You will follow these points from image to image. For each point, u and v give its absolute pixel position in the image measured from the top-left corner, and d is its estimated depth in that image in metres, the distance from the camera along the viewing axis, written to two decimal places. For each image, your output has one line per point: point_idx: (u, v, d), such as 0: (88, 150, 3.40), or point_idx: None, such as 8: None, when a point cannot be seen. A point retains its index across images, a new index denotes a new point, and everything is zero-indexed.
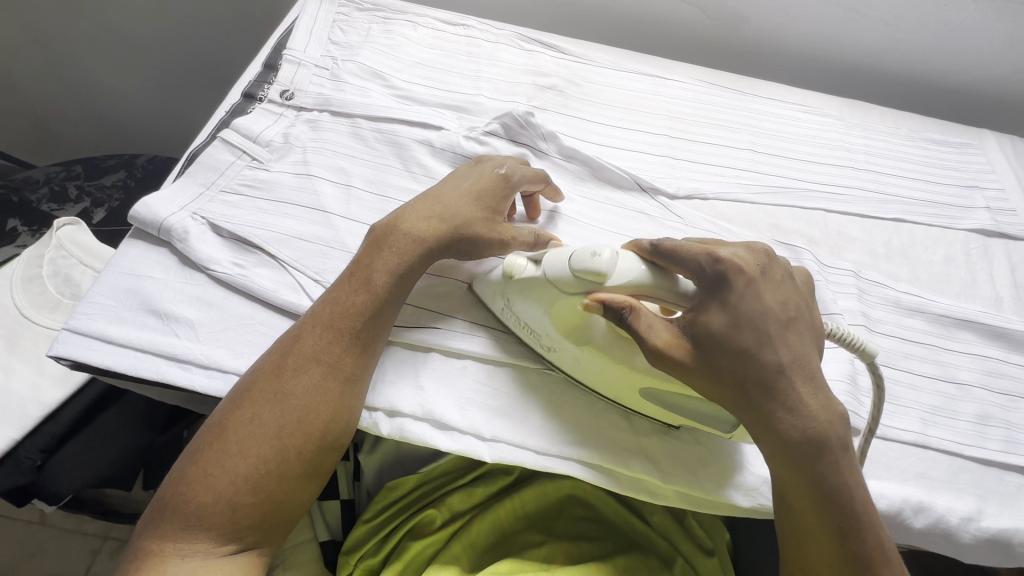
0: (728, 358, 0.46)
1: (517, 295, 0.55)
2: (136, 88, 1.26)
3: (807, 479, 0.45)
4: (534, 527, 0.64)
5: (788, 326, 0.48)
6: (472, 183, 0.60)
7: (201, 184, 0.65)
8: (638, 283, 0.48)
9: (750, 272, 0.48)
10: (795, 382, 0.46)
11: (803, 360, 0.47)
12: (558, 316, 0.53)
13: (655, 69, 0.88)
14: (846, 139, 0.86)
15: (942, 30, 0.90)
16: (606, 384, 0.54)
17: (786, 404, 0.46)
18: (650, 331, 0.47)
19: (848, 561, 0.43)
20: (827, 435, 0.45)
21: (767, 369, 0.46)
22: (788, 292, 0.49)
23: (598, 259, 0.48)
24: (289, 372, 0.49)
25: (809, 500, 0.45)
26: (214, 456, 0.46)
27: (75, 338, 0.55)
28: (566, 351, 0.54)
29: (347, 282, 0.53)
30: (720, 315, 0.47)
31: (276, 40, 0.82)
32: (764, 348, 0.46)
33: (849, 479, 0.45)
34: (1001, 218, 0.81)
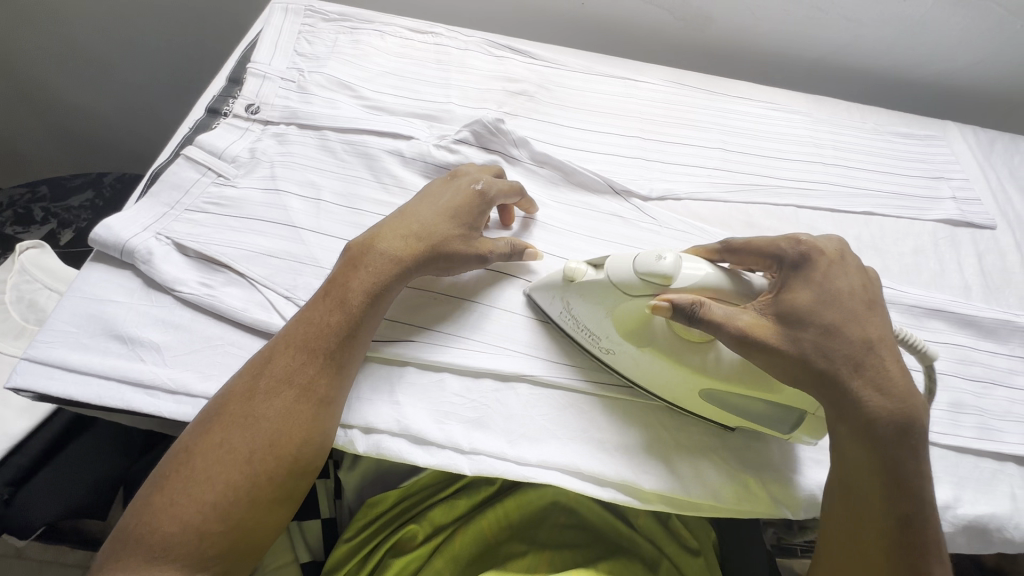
0: (815, 332, 0.46)
1: (575, 297, 0.55)
2: (101, 105, 1.23)
3: (886, 461, 0.45)
4: (516, 536, 0.64)
5: (870, 311, 0.49)
6: (448, 199, 0.59)
7: (165, 203, 0.63)
8: (708, 282, 0.48)
9: (830, 255, 0.50)
10: (882, 361, 0.47)
11: (884, 345, 0.47)
12: (620, 319, 0.52)
13: (624, 72, 0.89)
14: (815, 135, 0.87)
15: (902, 25, 0.92)
16: (662, 387, 0.54)
17: (875, 382, 0.46)
18: (728, 318, 0.46)
19: (906, 549, 0.44)
20: (912, 422, 0.45)
21: (851, 347, 0.46)
22: (867, 279, 0.51)
23: (662, 262, 0.48)
24: (262, 395, 0.47)
25: (878, 482, 0.45)
26: (181, 483, 0.44)
27: (36, 368, 0.53)
28: (625, 352, 0.54)
29: (321, 302, 0.52)
30: (803, 290, 0.48)
31: (240, 53, 0.80)
32: (846, 328, 0.47)
33: (925, 467, 0.46)
34: (967, 207, 0.82)
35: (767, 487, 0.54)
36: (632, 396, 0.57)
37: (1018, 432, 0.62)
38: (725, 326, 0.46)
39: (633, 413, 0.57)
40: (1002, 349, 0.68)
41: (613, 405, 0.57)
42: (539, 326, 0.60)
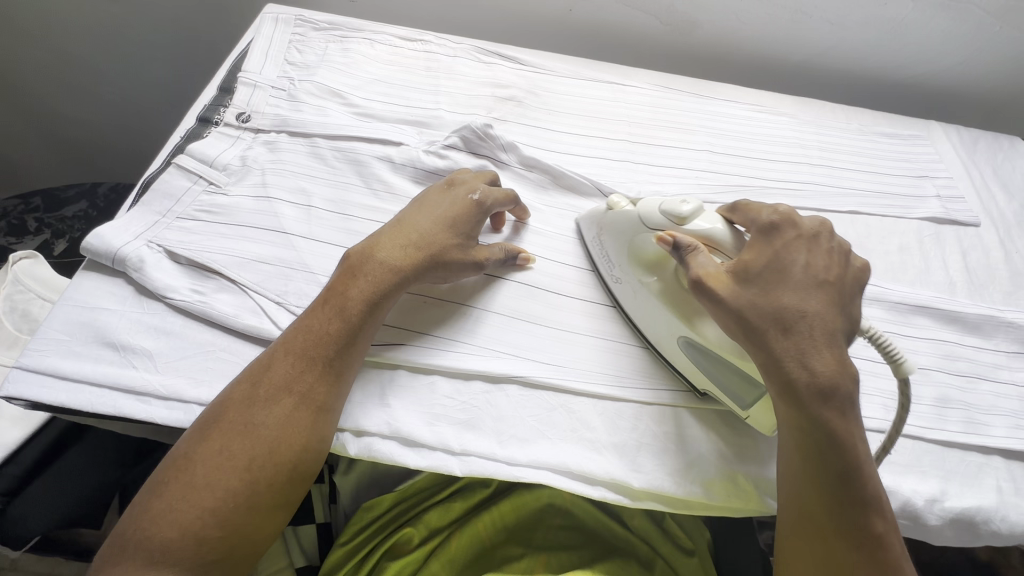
0: (753, 290, 0.50)
1: (608, 227, 0.63)
2: (93, 115, 1.24)
3: (806, 417, 0.46)
4: (512, 539, 0.65)
5: (818, 288, 0.50)
6: (445, 208, 0.60)
7: (156, 212, 0.64)
8: (710, 233, 0.54)
9: (800, 230, 0.52)
10: (812, 331, 0.48)
11: (824, 319, 0.48)
12: (635, 250, 0.60)
13: (612, 76, 0.90)
14: (801, 136, 0.88)
15: (884, 27, 0.94)
16: (649, 327, 0.59)
17: (799, 347, 0.47)
18: (698, 263, 0.52)
19: (844, 505, 0.45)
20: (835, 386, 0.46)
21: (786, 310, 0.48)
22: (833, 262, 0.52)
23: (684, 206, 0.55)
24: (261, 402, 0.47)
25: (804, 438, 0.47)
26: (180, 490, 0.44)
27: (29, 376, 0.53)
28: (629, 283, 0.61)
29: (320, 309, 0.52)
30: (758, 254, 0.51)
31: (231, 62, 0.81)
32: (787, 295, 0.49)
33: (849, 429, 0.46)
34: (951, 205, 0.83)
35: (757, 484, 0.54)
36: (620, 394, 0.58)
37: (1005, 426, 0.62)
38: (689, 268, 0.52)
39: (622, 412, 0.57)
40: (987, 344, 0.69)
41: (602, 404, 0.57)
42: (529, 326, 0.61)
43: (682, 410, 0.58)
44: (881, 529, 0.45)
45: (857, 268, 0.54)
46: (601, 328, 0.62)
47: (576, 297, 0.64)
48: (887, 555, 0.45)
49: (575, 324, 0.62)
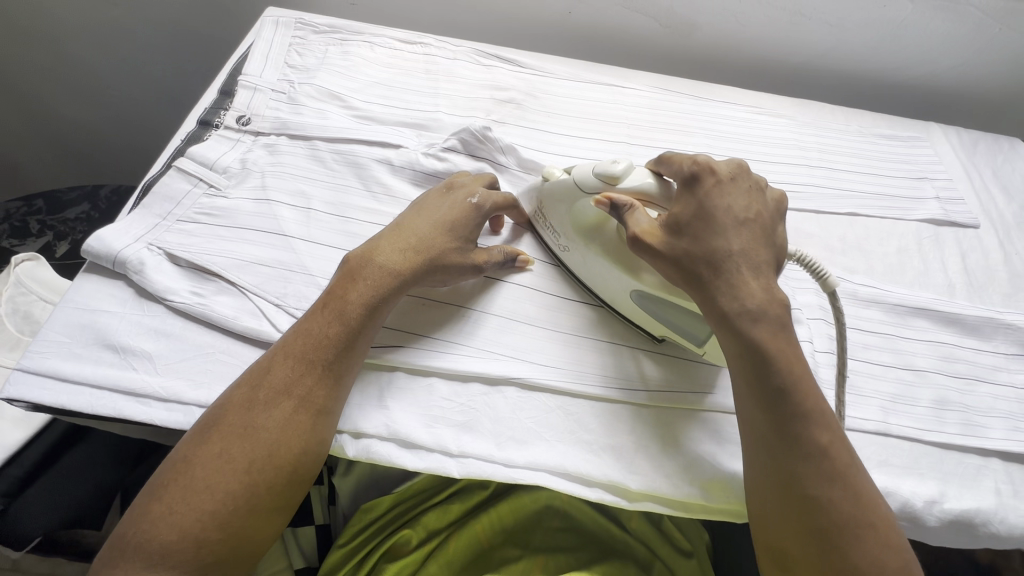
0: (684, 239, 0.52)
1: (548, 196, 0.64)
2: (94, 117, 1.25)
3: (740, 346, 0.49)
4: (510, 540, 0.66)
5: (744, 227, 0.52)
6: (444, 212, 0.60)
7: (157, 215, 0.64)
8: (643, 188, 0.56)
9: (719, 175, 0.54)
10: (738, 268, 0.50)
11: (751, 254, 0.51)
12: (576, 215, 0.61)
13: (610, 78, 0.90)
14: (800, 138, 0.88)
15: (883, 29, 0.94)
16: (604, 287, 0.61)
17: (728, 283, 0.50)
18: (635, 222, 0.54)
19: (788, 422, 0.47)
20: (764, 313, 0.49)
21: (715, 253, 0.50)
22: (753, 200, 0.54)
23: (616, 166, 0.57)
24: (261, 405, 0.48)
25: (742, 367, 0.49)
26: (180, 492, 0.44)
27: (29, 378, 0.54)
28: (576, 249, 0.62)
29: (319, 313, 0.52)
30: (685, 204, 0.53)
31: (231, 66, 0.82)
32: (715, 237, 0.51)
33: (783, 352, 0.49)
34: (951, 207, 0.83)
35: None
36: (616, 396, 0.58)
37: (1003, 428, 0.62)
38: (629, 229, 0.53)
39: (619, 413, 0.57)
40: (986, 346, 0.69)
41: (599, 406, 0.58)
42: (526, 327, 0.61)
43: (678, 410, 0.58)
44: (828, 441, 0.48)
45: (774, 201, 0.56)
46: (597, 329, 0.62)
47: (574, 299, 0.64)
48: (835, 466, 0.47)
49: (571, 324, 0.62)
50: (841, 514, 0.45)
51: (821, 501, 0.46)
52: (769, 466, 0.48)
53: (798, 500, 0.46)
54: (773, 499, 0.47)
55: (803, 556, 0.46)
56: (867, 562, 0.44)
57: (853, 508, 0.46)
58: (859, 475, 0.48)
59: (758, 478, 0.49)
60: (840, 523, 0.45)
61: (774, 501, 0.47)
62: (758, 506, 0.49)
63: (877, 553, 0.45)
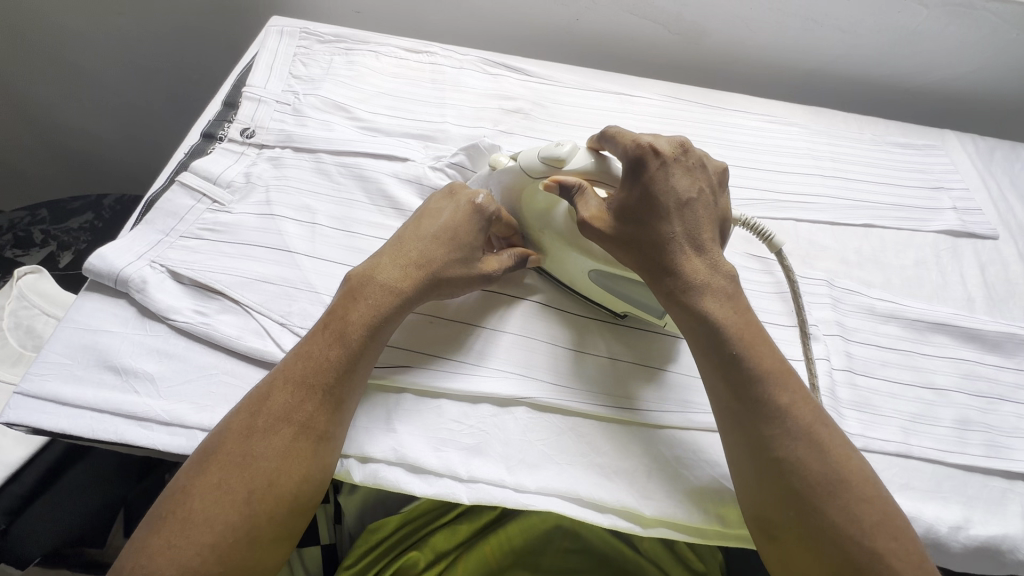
0: (631, 225, 0.52)
1: (496, 184, 0.62)
2: (96, 126, 1.24)
3: (689, 319, 0.50)
4: (519, 563, 0.65)
5: (686, 205, 0.52)
6: (447, 222, 0.58)
7: (160, 230, 0.63)
8: (587, 169, 0.55)
9: (662, 155, 0.52)
10: (681, 246, 0.51)
11: (694, 232, 0.52)
12: (526, 202, 0.60)
13: (619, 87, 0.89)
14: (813, 147, 0.86)
15: (897, 33, 0.92)
16: (564, 269, 0.61)
17: (674, 261, 0.51)
18: (583, 206, 0.53)
19: (743, 391, 0.47)
20: (708, 287, 0.51)
21: (661, 235, 0.51)
22: (697, 177, 0.53)
23: (560, 148, 0.55)
24: (259, 431, 0.46)
25: (695, 340, 0.50)
26: (178, 524, 0.43)
27: (29, 402, 0.52)
28: (532, 232, 0.62)
29: (320, 334, 0.51)
30: (628, 189, 0.53)
31: (235, 77, 0.81)
32: (659, 219, 0.52)
33: (732, 322, 0.49)
34: (968, 217, 0.82)
35: None
36: (629, 417, 0.56)
37: None
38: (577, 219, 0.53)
39: (635, 436, 0.56)
40: (1009, 363, 0.67)
41: (611, 428, 0.56)
42: (534, 344, 0.60)
43: (692, 432, 0.56)
44: (789, 400, 0.47)
45: (715, 174, 0.56)
46: (610, 347, 0.61)
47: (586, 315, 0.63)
48: (799, 424, 0.46)
49: (582, 341, 0.61)
50: (813, 474, 0.45)
51: (787, 461, 0.45)
52: (738, 440, 0.47)
53: (766, 461, 0.46)
54: (742, 466, 0.47)
55: (784, 521, 0.45)
56: (842, 518, 0.43)
57: (821, 470, 0.45)
58: (825, 431, 0.47)
59: (731, 449, 0.48)
60: (813, 484, 0.44)
61: (746, 466, 0.47)
62: (736, 476, 0.48)
63: (853, 510, 0.44)
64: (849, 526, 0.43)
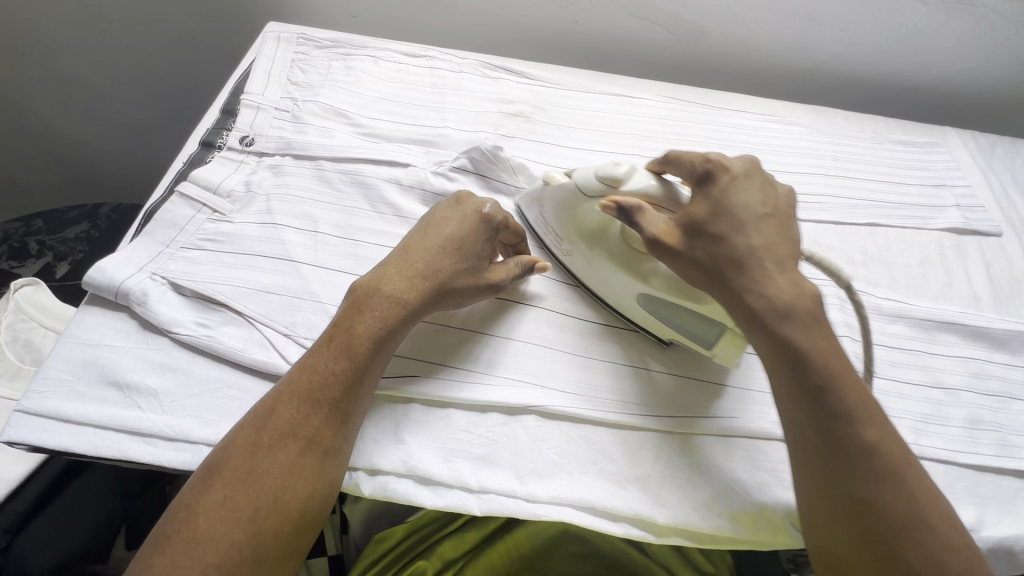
0: (707, 239, 0.51)
1: (549, 202, 0.63)
2: (90, 134, 1.23)
3: (771, 341, 0.47)
4: (529, 567, 0.64)
5: (762, 222, 0.52)
6: (452, 231, 0.57)
7: (160, 242, 0.62)
8: (648, 190, 0.55)
9: (733, 173, 0.54)
10: (762, 261, 0.49)
11: (772, 249, 0.50)
12: (579, 223, 0.60)
13: (620, 88, 0.88)
14: (815, 146, 0.86)
15: (896, 31, 0.92)
16: (611, 293, 0.61)
17: (754, 277, 0.49)
18: (649, 223, 0.53)
19: (826, 421, 0.45)
20: (794, 307, 0.48)
21: (738, 249, 0.50)
22: (768, 196, 0.54)
23: (618, 168, 0.56)
24: (265, 447, 0.45)
25: (774, 363, 0.48)
26: (182, 543, 0.42)
27: (30, 420, 0.51)
28: (580, 254, 0.61)
29: (325, 347, 0.50)
30: (700, 204, 0.53)
31: (233, 84, 0.80)
32: (737, 233, 0.50)
33: (817, 345, 0.47)
34: (971, 215, 0.81)
35: (786, 516, 0.52)
36: (639, 424, 0.56)
37: None
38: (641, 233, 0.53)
39: (645, 441, 0.55)
40: (1017, 361, 0.67)
41: (621, 434, 0.55)
42: (542, 351, 0.59)
43: (703, 437, 0.56)
44: (875, 434, 0.44)
45: (784, 195, 0.56)
46: (617, 352, 0.60)
47: (594, 320, 0.62)
48: (885, 461, 0.43)
49: (588, 347, 0.60)
50: (896, 517, 0.42)
51: (869, 501, 0.43)
52: (815, 473, 0.45)
53: (844, 496, 0.43)
54: (815, 501, 0.45)
55: (858, 562, 0.43)
56: (924, 565, 0.41)
57: (904, 512, 0.42)
58: (913, 473, 0.44)
59: (805, 482, 0.46)
60: (897, 527, 0.42)
61: (820, 501, 0.45)
62: (806, 510, 0.46)
63: (936, 556, 0.41)
64: (934, 573, 0.41)
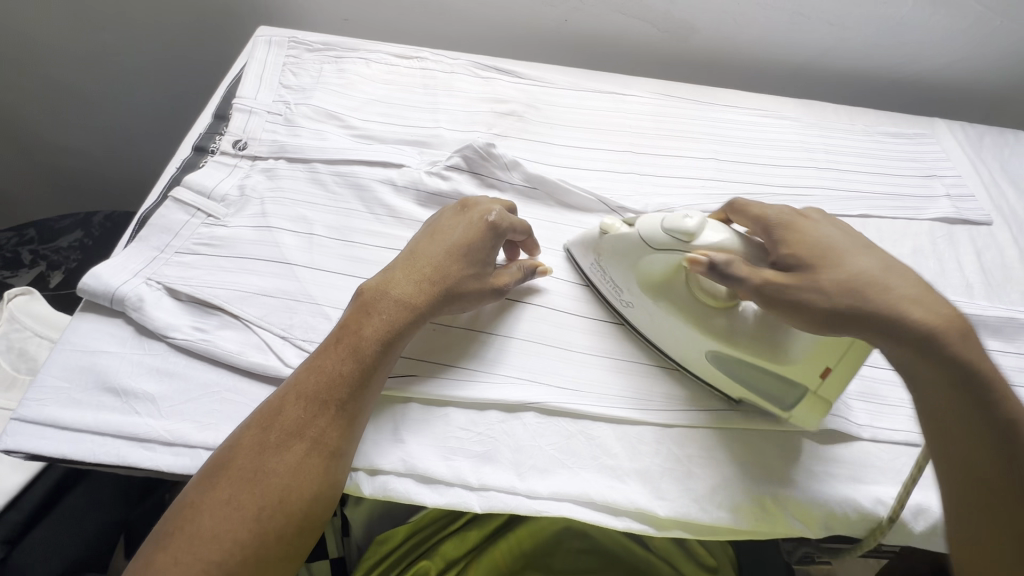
0: (834, 270, 0.49)
1: (608, 252, 0.59)
2: (82, 143, 1.22)
3: (946, 368, 0.45)
4: (531, 565, 0.65)
5: (867, 246, 0.52)
6: (459, 236, 0.57)
7: (154, 247, 0.62)
8: (724, 244, 0.51)
9: (808, 217, 0.55)
10: (902, 282, 0.48)
11: (896, 267, 0.49)
12: (644, 275, 0.57)
13: (611, 86, 0.89)
14: (806, 140, 0.87)
15: (884, 25, 0.93)
16: (675, 346, 0.57)
17: (907, 298, 0.47)
18: (754, 272, 0.49)
19: (1005, 451, 0.43)
20: (953, 323, 0.46)
21: (872, 274, 0.48)
22: (850, 228, 0.55)
23: (688, 221, 0.51)
24: (272, 448, 0.45)
25: (948, 394, 0.45)
26: (186, 540, 0.42)
27: (27, 428, 0.51)
28: (643, 307, 0.58)
29: (333, 349, 0.50)
30: (801, 245, 0.51)
31: (225, 89, 0.80)
32: (859, 259, 0.50)
33: (982, 364, 0.45)
34: (961, 204, 0.82)
35: (783, 505, 0.52)
36: (638, 417, 0.56)
37: None
38: (744, 282, 0.49)
39: (644, 436, 0.55)
40: (1009, 347, 0.67)
41: (621, 429, 0.56)
42: (542, 349, 0.59)
43: (702, 430, 0.56)
44: None
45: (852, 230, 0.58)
46: (616, 348, 0.61)
47: (591, 317, 0.63)
48: None
49: (585, 343, 0.61)
50: None
51: None
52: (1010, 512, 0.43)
53: None
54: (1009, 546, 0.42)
55: None
56: None
57: None
58: None
59: (991, 525, 0.43)
60: None
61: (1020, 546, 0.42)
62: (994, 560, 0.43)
63: None
64: None
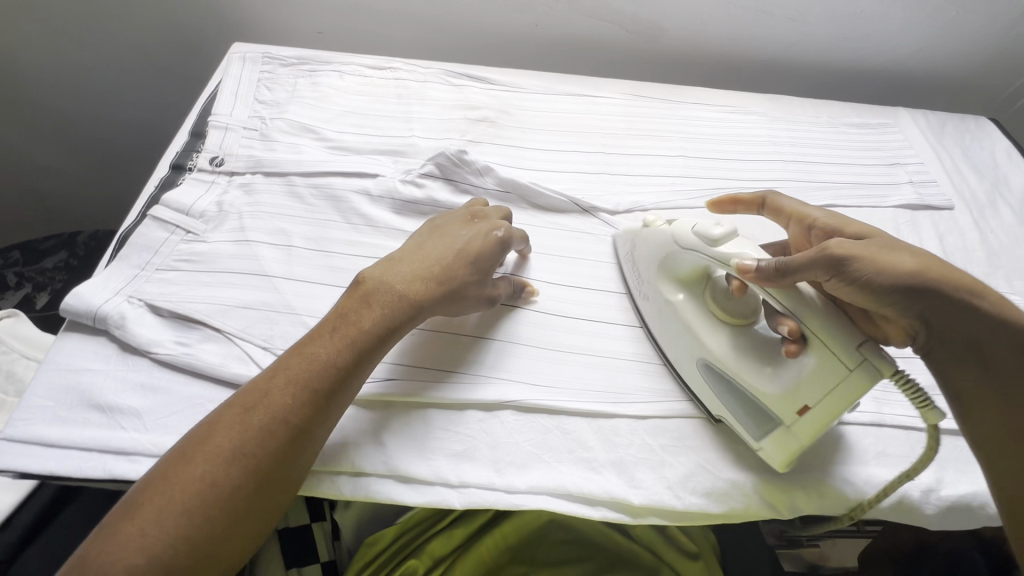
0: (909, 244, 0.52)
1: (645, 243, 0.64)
2: (64, 164, 1.23)
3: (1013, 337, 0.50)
4: (517, 559, 0.67)
5: None
6: (465, 241, 0.59)
7: (135, 265, 0.64)
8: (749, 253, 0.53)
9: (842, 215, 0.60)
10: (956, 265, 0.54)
11: None
12: (670, 269, 0.61)
13: (581, 88, 0.91)
14: (773, 134, 0.89)
15: (845, 19, 0.96)
16: (672, 346, 0.61)
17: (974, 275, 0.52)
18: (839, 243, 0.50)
19: None
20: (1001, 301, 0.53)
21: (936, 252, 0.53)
22: None
23: (717, 229, 0.55)
24: (256, 429, 0.46)
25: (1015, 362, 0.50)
26: (154, 512, 0.42)
27: (13, 448, 0.52)
28: (658, 301, 0.62)
29: (331, 336, 0.51)
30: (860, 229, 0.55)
31: (201, 107, 0.81)
32: None
33: None
34: (923, 190, 0.85)
35: (753, 490, 0.54)
36: (612, 410, 0.58)
37: None
38: (816, 255, 0.49)
39: (619, 428, 0.57)
40: None
41: (597, 422, 0.57)
42: (520, 349, 0.61)
43: (675, 420, 0.58)
44: None
45: None
46: (591, 345, 0.63)
47: (566, 316, 0.65)
48: None
49: (561, 341, 0.63)
50: None
51: None
52: None
53: None
54: None
55: None
56: None
57: None
58: None
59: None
60: None
61: None
62: None
63: None
64: None
